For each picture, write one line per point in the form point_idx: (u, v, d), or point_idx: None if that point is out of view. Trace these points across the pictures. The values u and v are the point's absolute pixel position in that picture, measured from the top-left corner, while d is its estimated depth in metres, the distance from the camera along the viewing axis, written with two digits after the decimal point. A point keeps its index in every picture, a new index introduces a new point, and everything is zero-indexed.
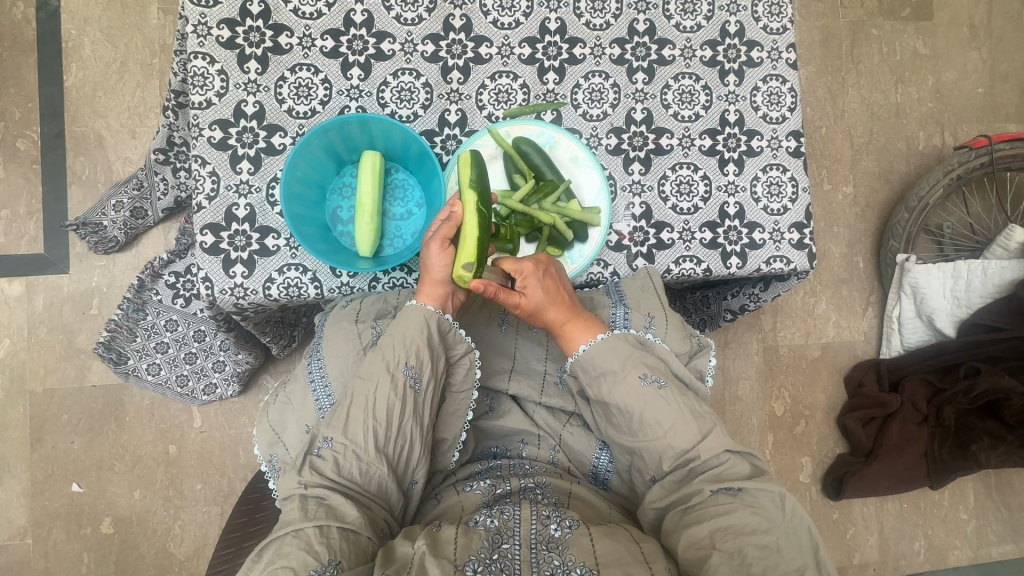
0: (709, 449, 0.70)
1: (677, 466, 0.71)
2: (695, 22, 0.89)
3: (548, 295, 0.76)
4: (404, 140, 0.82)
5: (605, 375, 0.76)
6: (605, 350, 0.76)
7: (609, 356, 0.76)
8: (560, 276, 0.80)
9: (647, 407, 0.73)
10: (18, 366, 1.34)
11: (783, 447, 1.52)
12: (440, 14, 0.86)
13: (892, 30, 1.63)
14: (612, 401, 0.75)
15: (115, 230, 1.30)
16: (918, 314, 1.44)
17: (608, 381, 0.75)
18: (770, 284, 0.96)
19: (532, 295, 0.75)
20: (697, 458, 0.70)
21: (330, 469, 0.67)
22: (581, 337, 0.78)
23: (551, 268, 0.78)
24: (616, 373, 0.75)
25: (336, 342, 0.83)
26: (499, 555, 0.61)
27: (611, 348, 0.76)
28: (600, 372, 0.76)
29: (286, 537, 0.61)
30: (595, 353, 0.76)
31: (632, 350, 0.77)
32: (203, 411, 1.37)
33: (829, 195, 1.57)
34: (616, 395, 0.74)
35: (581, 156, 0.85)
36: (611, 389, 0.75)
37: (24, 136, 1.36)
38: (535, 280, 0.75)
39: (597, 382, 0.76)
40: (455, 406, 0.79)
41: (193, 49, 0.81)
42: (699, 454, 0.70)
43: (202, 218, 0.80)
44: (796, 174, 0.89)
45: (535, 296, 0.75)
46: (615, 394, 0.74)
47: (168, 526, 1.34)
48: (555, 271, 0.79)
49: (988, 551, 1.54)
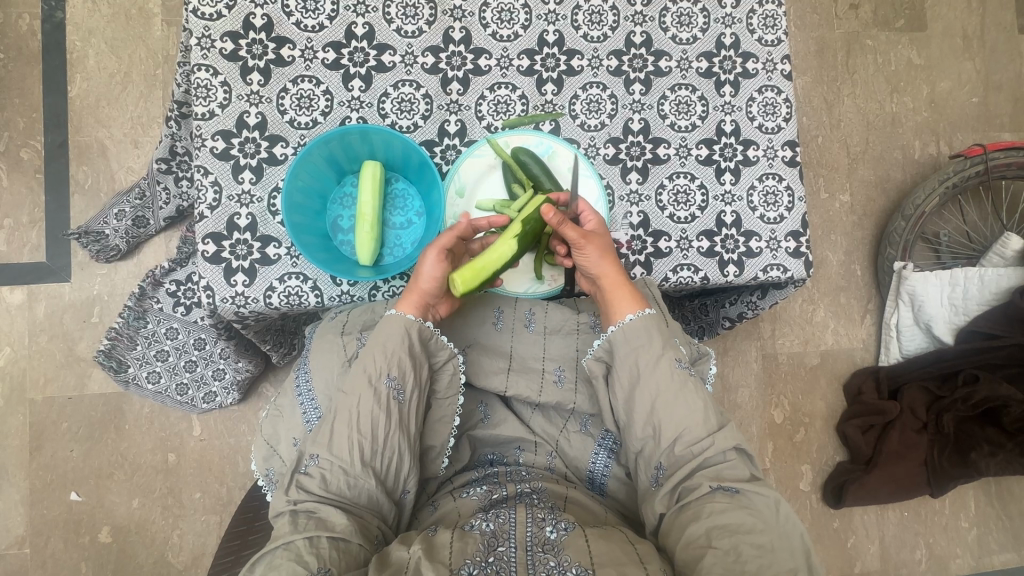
0: (724, 439, 0.72)
1: (687, 456, 0.71)
2: (690, 34, 0.91)
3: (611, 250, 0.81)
4: (404, 150, 0.83)
5: (645, 346, 0.76)
6: (648, 325, 0.77)
7: (650, 332, 0.77)
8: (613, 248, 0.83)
9: (658, 407, 0.74)
10: (17, 375, 1.34)
11: (782, 455, 1.52)
12: (440, 27, 0.87)
13: (886, 41, 1.64)
14: (662, 366, 0.75)
15: (117, 239, 1.31)
16: (915, 321, 1.45)
17: (646, 353, 0.76)
18: (768, 292, 0.97)
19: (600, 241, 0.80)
20: (711, 448, 0.71)
21: (317, 486, 0.67)
22: (632, 305, 0.78)
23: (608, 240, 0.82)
24: (655, 348, 0.76)
25: (324, 354, 0.84)
26: (495, 557, 0.62)
27: (657, 321, 0.78)
28: (640, 343, 0.77)
29: (277, 550, 0.62)
30: (640, 324, 0.77)
31: (667, 334, 0.78)
32: (203, 420, 1.37)
33: (826, 204, 1.59)
34: (654, 368, 0.75)
35: (578, 165, 0.86)
36: (650, 363, 0.75)
37: (28, 146, 1.37)
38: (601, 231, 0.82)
39: (639, 351, 0.76)
40: (441, 412, 0.80)
41: (196, 62, 0.82)
42: (710, 445, 0.71)
43: (204, 228, 0.81)
44: (791, 183, 0.90)
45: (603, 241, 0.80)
46: (654, 367, 0.75)
47: (166, 535, 1.34)
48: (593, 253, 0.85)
49: (990, 560, 1.54)
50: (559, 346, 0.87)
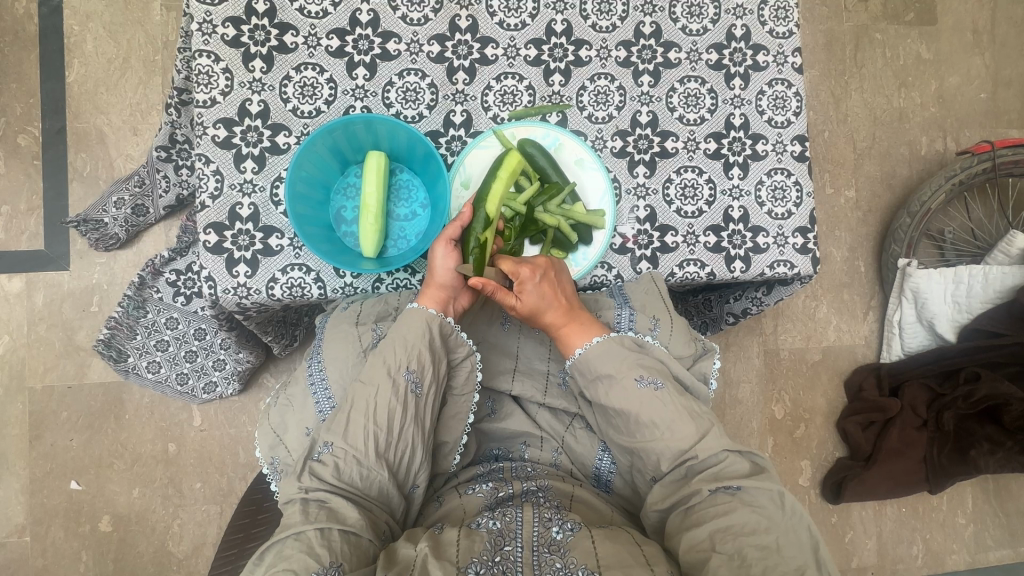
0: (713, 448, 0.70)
1: (676, 467, 0.71)
2: (701, 25, 0.89)
3: (545, 300, 0.76)
4: (409, 141, 0.82)
5: (601, 378, 0.75)
6: (602, 353, 0.76)
7: (605, 360, 0.75)
8: (561, 277, 0.79)
9: (643, 409, 0.72)
10: (17, 363, 1.33)
11: (783, 451, 1.52)
12: (446, 14, 0.85)
13: (895, 34, 1.63)
14: (610, 404, 0.74)
15: (116, 228, 1.30)
16: (918, 318, 1.44)
17: (605, 384, 0.75)
18: (773, 288, 0.96)
19: (528, 300, 0.75)
20: (697, 457, 0.70)
21: (330, 474, 0.66)
22: (578, 340, 0.77)
23: (551, 271, 0.77)
24: (613, 376, 0.74)
25: (337, 344, 0.83)
26: (502, 556, 0.61)
27: (607, 351, 0.76)
28: (597, 375, 0.76)
29: (286, 540, 0.61)
30: (592, 356, 0.76)
31: (628, 353, 0.76)
32: (203, 410, 1.36)
33: (830, 199, 1.57)
34: (612, 399, 0.74)
35: (585, 158, 0.85)
36: (608, 393, 0.74)
37: (25, 132, 1.36)
38: (533, 284, 0.75)
39: (594, 385, 0.76)
40: (456, 409, 0.79)
41: (197, 47, 0.80)
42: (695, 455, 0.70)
43: (206, 217, 0.80)
44: (800, 178, 0.89)
45: (531, 301, 0.75)
46: (612, 398, 0.74)
47: (167, 525, 1.33)
48: (556, 273, 0.78)
49: (985, 555, 1.54)
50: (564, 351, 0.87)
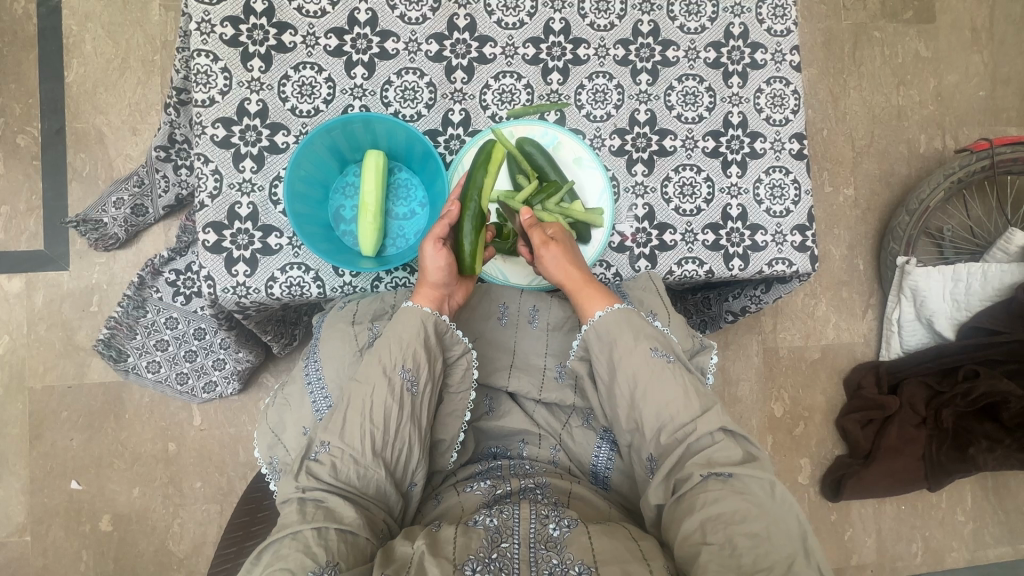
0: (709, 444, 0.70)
1: (671, 451, 0.70)
2: (699, 24, 0.89)
3: (566, 260, 0.79)
4: (407, 140, 0.82)
5: (617, 341, 0.76)
6: (619, 318, 0.77)
7: (622, 325, 0.77)
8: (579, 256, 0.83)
9: (653, 379, 0.74)
10: (17, 363, 1.33)
11: (782, 448, 1.52)
12: (444, 13, 0.86)
13: (894, 33, 1.63)
14: (626, 364, 0.75)
15: (115, 228, 1.30)
16: (917, 316, 1.44)
17: (621, 347, 0.76)
18: (772, 286, 0.96)
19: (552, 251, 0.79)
20: (690, 440, 0.70)
21: (327, 473, 0.67)
22: (597, 305, 0.78)
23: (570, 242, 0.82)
24: (629, 340, 0.76)
25: (333, 343, 0.83)
26: (498, 554, 0.62)
27: (624, 317, 0.77)
28: (612, 338, 0.77)
29: (284, 539, 0.62)
30: (610, 319, 0.77)
31: (643, 324, 0.77)
32: (203, 409, 1.37)
33: (829, 197, 1.58)
34: (628, 360, 0.75)
35: (583, 156, 0.85)
36: (624, 354, 0.76)
37: (25, 132, 1.36)
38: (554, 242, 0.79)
39: (609, 348, 0.77)
40: (453, 406, 0.79)
41: (196, 47, 0.81)
42: (693, 431, 0.71)
43: (204, 217, 0.80)
44: (798, 176, 0.89)
45: (553, 255, 0.79)
46: (628, 359, 0.75)
47: (167, 524, 1.33)
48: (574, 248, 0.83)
49: (984, 553, 1.54)
50: (561, 345, 0.87)
